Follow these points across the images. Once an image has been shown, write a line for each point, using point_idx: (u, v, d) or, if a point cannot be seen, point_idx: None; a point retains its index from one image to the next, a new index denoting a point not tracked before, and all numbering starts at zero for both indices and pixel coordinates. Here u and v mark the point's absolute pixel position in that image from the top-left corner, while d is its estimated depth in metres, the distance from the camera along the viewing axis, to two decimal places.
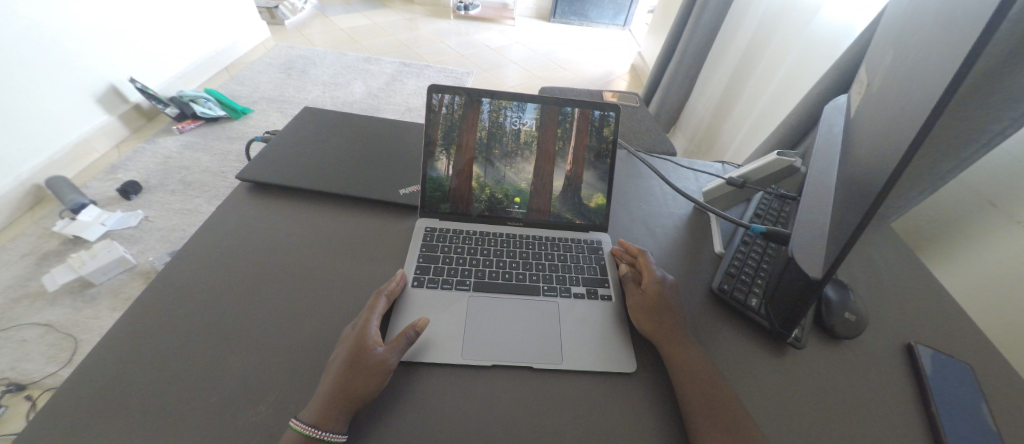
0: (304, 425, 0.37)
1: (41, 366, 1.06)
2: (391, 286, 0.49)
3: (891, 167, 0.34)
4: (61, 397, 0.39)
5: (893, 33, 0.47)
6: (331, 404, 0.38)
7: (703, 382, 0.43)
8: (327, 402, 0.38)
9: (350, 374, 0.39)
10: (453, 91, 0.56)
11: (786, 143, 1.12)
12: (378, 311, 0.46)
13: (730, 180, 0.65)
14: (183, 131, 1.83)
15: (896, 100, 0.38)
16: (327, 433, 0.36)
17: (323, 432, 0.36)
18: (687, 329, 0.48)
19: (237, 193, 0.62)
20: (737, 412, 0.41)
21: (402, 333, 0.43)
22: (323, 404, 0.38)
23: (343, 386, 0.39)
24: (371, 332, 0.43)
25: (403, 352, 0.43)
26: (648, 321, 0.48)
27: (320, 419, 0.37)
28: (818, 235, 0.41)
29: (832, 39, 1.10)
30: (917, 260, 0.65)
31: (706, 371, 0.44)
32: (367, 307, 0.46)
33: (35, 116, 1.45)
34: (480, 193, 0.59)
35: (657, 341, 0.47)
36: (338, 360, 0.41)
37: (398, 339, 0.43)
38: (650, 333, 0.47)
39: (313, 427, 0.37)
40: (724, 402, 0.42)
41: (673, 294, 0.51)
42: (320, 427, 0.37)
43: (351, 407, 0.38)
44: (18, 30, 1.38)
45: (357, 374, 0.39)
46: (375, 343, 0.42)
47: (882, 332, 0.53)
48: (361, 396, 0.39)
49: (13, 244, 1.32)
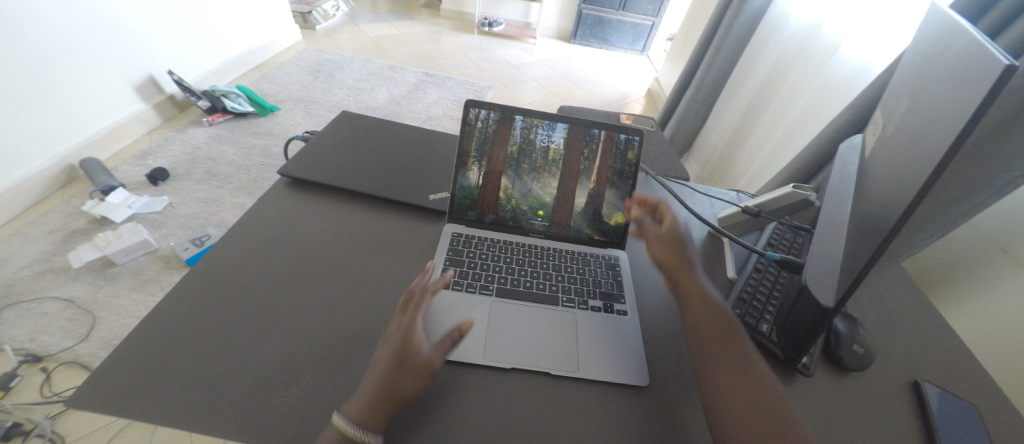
0: (346, 422, 0.39)
1: (59, 340, 1.09)
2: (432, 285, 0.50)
3: (900, 212, 0.36)
4: (111, 364, 0.43)
5: (908, 80, 0.49)
6: (374, 402, 0.40)
7: (708, 316, 0.49)
8: (367, 400, 0.40)
9: (393, 374, 0.42)
10: (489, 106, 0.60)
11: (800, 177, 1.14)
12: (423, 310, 0.47)
13: (746, 209, 0.68)
14: (212, 124, 1.90)
15: (909, 144, 0.40)
16: (366, 435, 0.38)
17: (362, 432, 0.38)
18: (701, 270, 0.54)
19: (276, 188, 0.66)
20: (740, 345, 0.46)
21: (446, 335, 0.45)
22: (365, 401, 0.40)
23: (386, 386, 0.41)
24: (416, 333, 0.45)
25: (446, 353, 0.44)
26: (664, 257, 0.55)
27: (365, 420, 0.39)
28: (830, 266, 0.43)
29: (850, 79, 1.13)
30: (926, 301, 0.66)
31: (712, 305, 0.50)
32: (412, 305, 0.48)
33: (79, 98, 1.53)
34: (506, 203, 0.62)
35: (672, 276, 0.54)
36: (383, 359, 0.43)
37: (443, 340, 0.44)
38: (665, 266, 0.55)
39: (354, 424, 0.39)
40: (728, 335, 0.47)
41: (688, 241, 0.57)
42: (361, 426, 0.39)
43: (390, 409, 0.40)
44: (76, 17, 1.48)
45: (400, 376, 0.42)
46: (421, 346, 0.44)
47: (889, 368, 0.54)
48: (402, 397, 0.41)
49: (42, 220, 1.37)
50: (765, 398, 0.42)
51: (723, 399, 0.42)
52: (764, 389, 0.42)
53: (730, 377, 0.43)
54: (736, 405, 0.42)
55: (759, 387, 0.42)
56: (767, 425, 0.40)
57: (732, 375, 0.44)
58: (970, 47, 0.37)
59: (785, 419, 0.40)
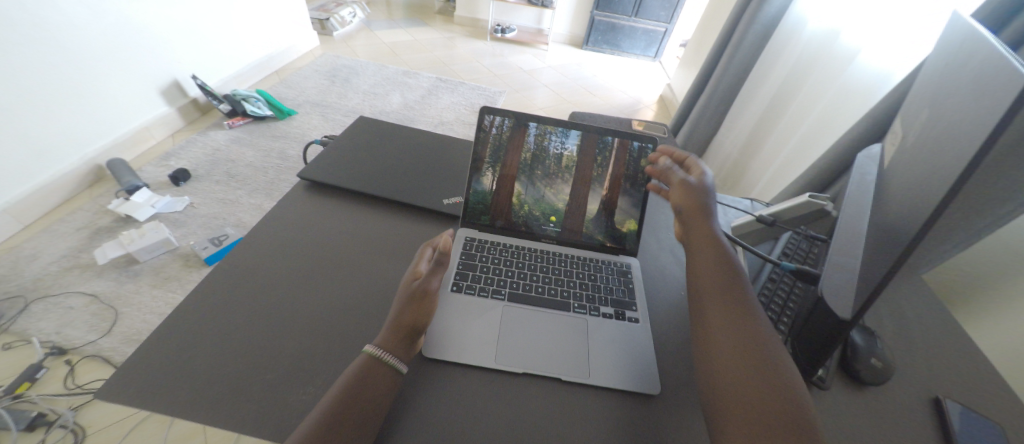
0: (375, 348, 0.43)
1: (84, 334, 1.13)
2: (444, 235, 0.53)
3: (919, 225, 0.36)
4: (137, 359, 0.44)
5: (928, 90, 0.48)
6: (392, 332, 0.45)
7: (714, 260, 0.49)
8: (386, 333, 0.45)
9: (404, 308, 0.46)
10: (503, 113, 0.60)
11: (816, 186, 1.12)
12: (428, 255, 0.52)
13: (760, 217, 0.67)
14: (232, 126, 1.95)
15: (929, 156, 0.40)
16: (387, 355, 0.43)
17: (384, 353, 0.43)
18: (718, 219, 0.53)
19: (295, 190, 0.67)
20: (743, 290, 0.46)
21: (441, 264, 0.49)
22: (385, 332, 0.45)
23: (399, 318, 0.46)
24: (421, 271, 0.50)
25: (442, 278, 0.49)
26: (681, 204, 0.55)
27: (391, 345, 0.44)
28: (847, 278, 0.43)
29: (869, 86, 1.11)
30: (946, 314, 0.64)
31: (720, 250, 0.49)
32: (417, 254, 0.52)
33: (109, 101, 1.59)
34: (519, 209, 0.63)
35: (687, 223, 0.54)
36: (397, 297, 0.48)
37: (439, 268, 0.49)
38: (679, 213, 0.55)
39: (377, 348, 0.44)
40: (733, 279, 0.47)
41: (708, 191, 0.56)
42: (382, 349, 0.43)
43: (405, 337, 0.45)
44: (108, 24, 1.54)
45: (409, 308, 0.47)
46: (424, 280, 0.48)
47: (908, 382, 0.53)
48: (414, 326, 0.46)
49: (70, 217, 1.42)
50: (755, 339, 0.42)
51: (713, 334, 0.43)
52: (757, 331, 0.42)
53: (725, 316, 0.44)
54: (723, 342, 0.42)
55: (752, 329, 0.42)
56: (750, 362, 0.40)
57: (727, 315, 0.44)
58: (993, 57, 0.36)
59: (771, 359, 0.40)
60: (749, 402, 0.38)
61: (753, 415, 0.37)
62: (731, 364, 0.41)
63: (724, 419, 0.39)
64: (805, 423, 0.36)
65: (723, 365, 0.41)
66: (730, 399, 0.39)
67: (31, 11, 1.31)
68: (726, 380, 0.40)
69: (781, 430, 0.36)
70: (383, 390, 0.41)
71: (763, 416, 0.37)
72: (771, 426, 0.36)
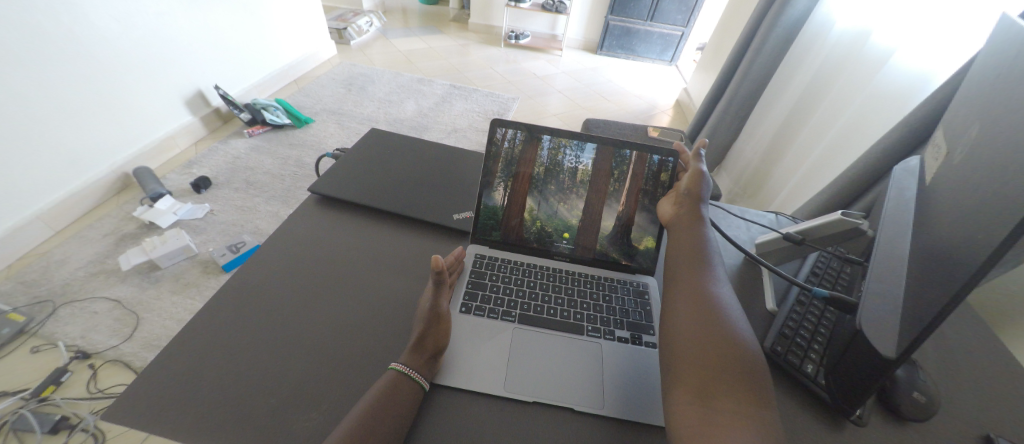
0: (401, 365, 0.44)
1: (106, 339, 1.15)
2: (450, 255, 0.56)
3: (981, 258, 0.33)
4: (143, 380, 0.44)
5: (973, 102, 0.44)
6: (419, 349, 0.45)
7: (692, 235, 0.53)
8: (413, 354, 0.45)
9: (431, 330, 0.46)
10: (515, 126, 0.58)
11: (844, 197, 1.06)
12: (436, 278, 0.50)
13: (787, 235, 0.63)
14: (252, 135, 1.99)
15: (990, 174, 0.36)
16: (414, 372, 0.43)
17: (412, 370, 0.43)
18: (706, 203, 0.57)
19: (305, 205, 0.67)
20: (709, 262, 0.50)
21: (440, 281, 0.48)
22: (411, 349, 0.45)
23: (423, 339, 0.46)
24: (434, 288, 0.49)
25: (447, 296, 0.49)
26: (682, 188, 0.58)
27: (416, 361, 0.44)
28: (890, 309, 0.40)
29: (904, 91, 1.05)
30: (994, 340, 0.59)
31: (699, 229, 0.53)
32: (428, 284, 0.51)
33: (135, 112, 1.64)
34: (531, 224, 0.61)
35: (679, 206, 0.57)
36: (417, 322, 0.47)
37: (445, 288, 0.49)
38: (679, 195, 0.58)
39: (404, 365, 0.44)
40: (703, 254, 0.50)
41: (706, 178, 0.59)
42: (409, 366, 0.44)
43: (433, 356, 0.46)
44: (134, 39, 1.59)
45: (434, 330, 0.47)
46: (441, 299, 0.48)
47: (955, 417, 0.49)
48: (440, 347, 0.46)
49: (97, 224, 1.47)
50: (716, 301, 0.45)
51: (677, 294, 0.47)
52: (718, 296, 0.45)
53: (691, 282, 0.48)
54: (686, 299, 0.46)
55: (713, 295, 0.45)
56: (708, 320, 0.43)
57: (693, 279, 0.48)
58: None
59: (728, 318, 0.43)
60: (702, 349, 0.41)
61: (704, 361, 0.40)
62: (689, 318, 0.44)
63: (676, 363, 0.42)
64: (753, 380, 0.39)
65: (682, 321, 0.44)
66: (684, 347, 0.42)
67: (66, 28, 1.37)
68: (683, 332, 0.43)
69: (727, 373, 0.39)
70: (409, 405, 0.42)
71: (713, 362, 0.40)
72: (721, 374, 0.39)
